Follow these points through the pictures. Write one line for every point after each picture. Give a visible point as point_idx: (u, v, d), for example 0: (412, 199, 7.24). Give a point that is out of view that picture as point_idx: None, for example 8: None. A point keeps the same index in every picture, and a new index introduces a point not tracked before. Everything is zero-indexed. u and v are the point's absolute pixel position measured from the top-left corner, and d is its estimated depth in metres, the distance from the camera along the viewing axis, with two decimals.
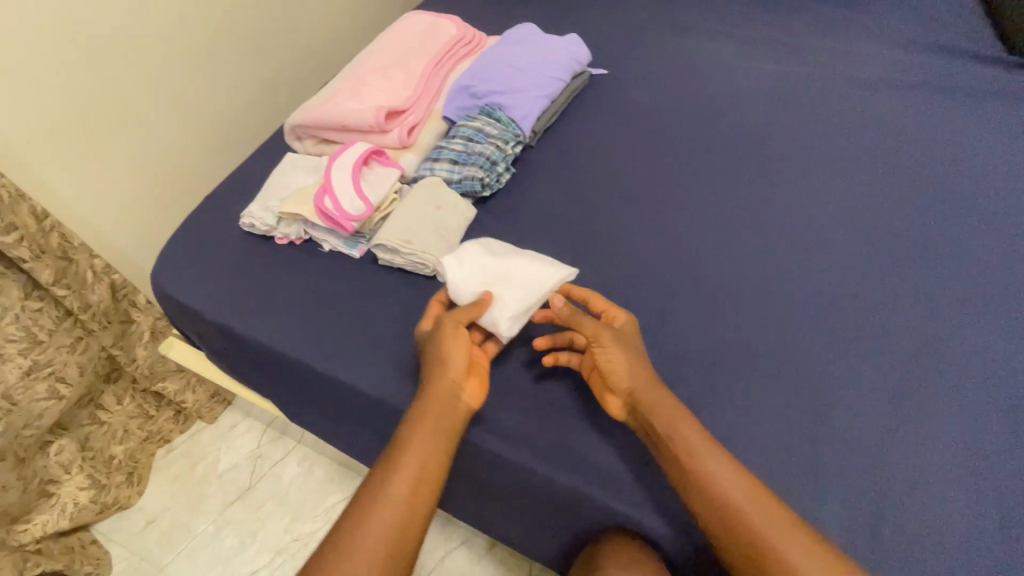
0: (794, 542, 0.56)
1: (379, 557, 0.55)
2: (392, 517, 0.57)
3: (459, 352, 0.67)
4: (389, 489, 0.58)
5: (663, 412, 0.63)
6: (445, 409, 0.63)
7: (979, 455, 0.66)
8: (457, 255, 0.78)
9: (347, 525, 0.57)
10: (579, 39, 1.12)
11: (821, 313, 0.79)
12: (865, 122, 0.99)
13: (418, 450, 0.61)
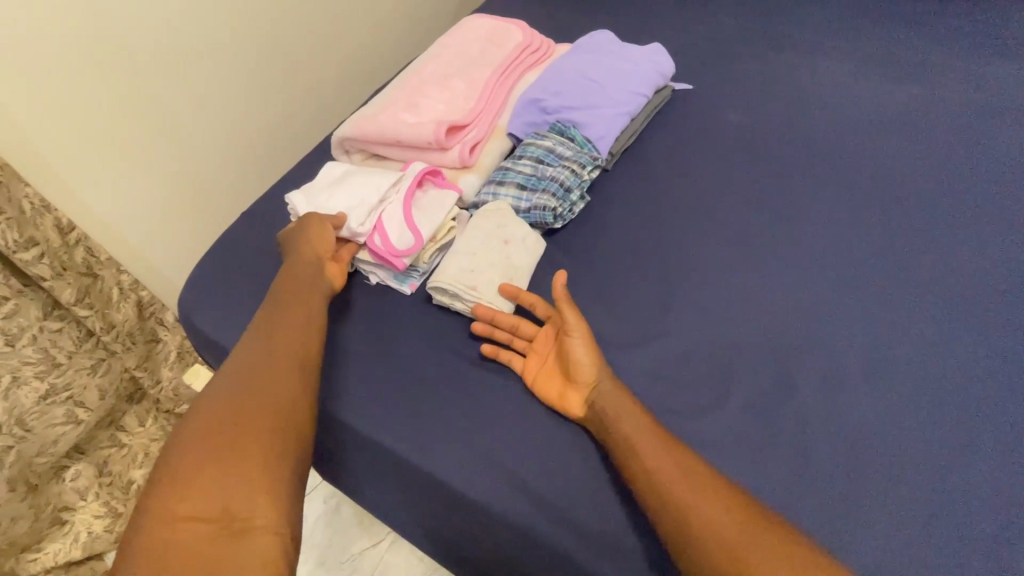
0: (749, 534, 0.50)
1: (281, 375, 0.58)
2: (284, 348, 0.61)
3: (319, 233, 0.72)
4: (272, 334, 0.62)
5: (612, 399, 0.60)
6: (317, 263, 0.71)
7: None
8: (307, 195, 0.78)
9: (230, 376, 0.57)
10: (663, 50, 0.98)
11: (979, 396, 0.63)
12: (1012, 156, 0.82)
13: (296, 300, 0.66)
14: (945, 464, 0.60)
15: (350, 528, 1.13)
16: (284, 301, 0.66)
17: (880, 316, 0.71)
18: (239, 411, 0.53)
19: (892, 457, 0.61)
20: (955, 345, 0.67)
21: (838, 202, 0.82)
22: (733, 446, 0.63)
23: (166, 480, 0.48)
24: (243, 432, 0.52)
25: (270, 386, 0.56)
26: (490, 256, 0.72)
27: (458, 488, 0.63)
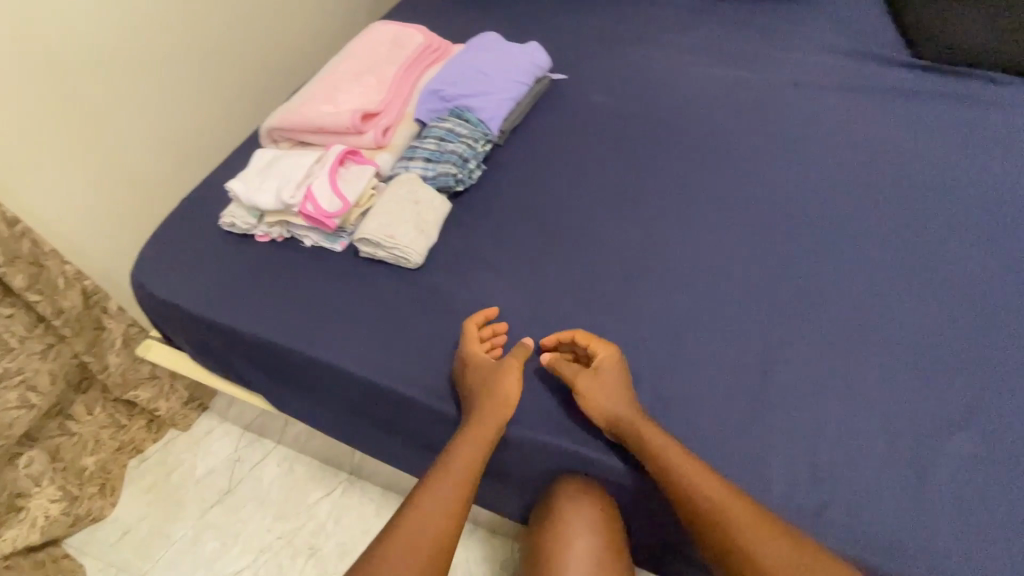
0: None
1: (419, 560, 0.63)
2: (436, 512, 0.66)
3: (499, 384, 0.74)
4: (434, 504, 0.67)
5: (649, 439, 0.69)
6: (489, 421, 0.72)
7: (898, 399, 0.74)
8: (243, 179, 0.91)
9: (393, 536, 0.65)
10: (539, 47, 1.20)
11: (763, 279, 0.86)
12: (797, 108, 1.07)
13: (458, 465, 0.70)
14: (742, 328, 0.82)
15: (305, 481, 1.26)
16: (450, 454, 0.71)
17: (713, 234, 0.92)
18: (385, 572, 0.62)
19: (706, 326, 0.82)
20: (752, 247, 0.90)
21: (684, 154, 1.04)
22: (598, 334, 0.83)
23: None
24: None
25: (406, 574, 0.62)
26: (405, 213, 0.89)
27: (390, 391, 0.81)
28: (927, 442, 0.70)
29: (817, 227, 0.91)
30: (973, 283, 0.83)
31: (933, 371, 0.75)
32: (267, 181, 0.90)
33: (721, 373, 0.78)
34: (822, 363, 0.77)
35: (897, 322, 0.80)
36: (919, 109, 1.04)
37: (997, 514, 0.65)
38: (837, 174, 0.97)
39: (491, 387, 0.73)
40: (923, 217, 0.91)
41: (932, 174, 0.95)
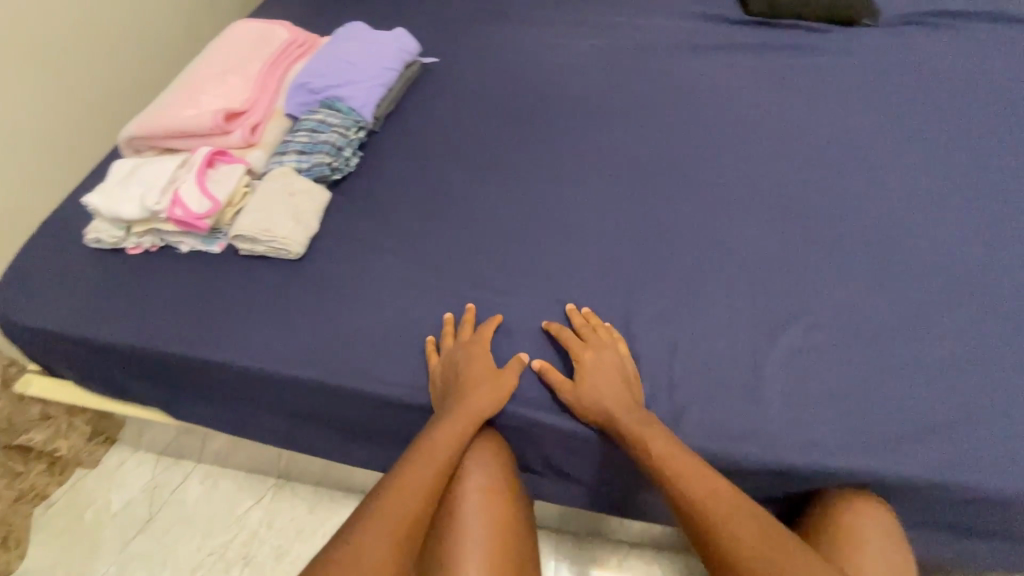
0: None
1: (393, 533, 0.63)
2: (412, 487, 0.66)
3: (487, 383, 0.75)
4: (412, 488, 0.66)
5: (638, 418, 0.71)
6: (474, 421, 0.72)
7: (745, 305, 0.81)
8: (101, 191, 0.88)
9: (367, 516, 0.64)
10: (407, 33, 1.22)
11: (624, 218, 0.92)
12: (650, 65, 1.15)
13: (439, 456, 0.69)
14: (609, 265, 0.87)
15: (233, 495, 1.24)
16: (433, 437, 0.71)
17: (582, 183, 0.97)
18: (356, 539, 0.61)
19: (576, 268, 0.87)
20: (613, 191, 0.95)
21: (553, 114, 1.08)
22: (478, 292, 0.86)
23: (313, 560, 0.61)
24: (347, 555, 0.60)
25: (378, 553, 0.60)
26: (281, 207, 0.90)
27: (285, 380, 0.82)
28: (768, 338, 0.78)
29: (675, 167, 0.98)
30: (807, 199, 0.92)
31: (773, 277, 0.84)
32: (129, 191, 0.88)
33: (594, 309, 0.83)
34: (681, 286, 0.84)
35: (741, 240, 0.88)
36: (754, 56, 1.15)
37: (832, 391, 0.74)
38: (690, 117, 1.05)
39: (479, 388, 0.74)
40: (763, 147, 1.00)
41: (766, 111, 1.05)
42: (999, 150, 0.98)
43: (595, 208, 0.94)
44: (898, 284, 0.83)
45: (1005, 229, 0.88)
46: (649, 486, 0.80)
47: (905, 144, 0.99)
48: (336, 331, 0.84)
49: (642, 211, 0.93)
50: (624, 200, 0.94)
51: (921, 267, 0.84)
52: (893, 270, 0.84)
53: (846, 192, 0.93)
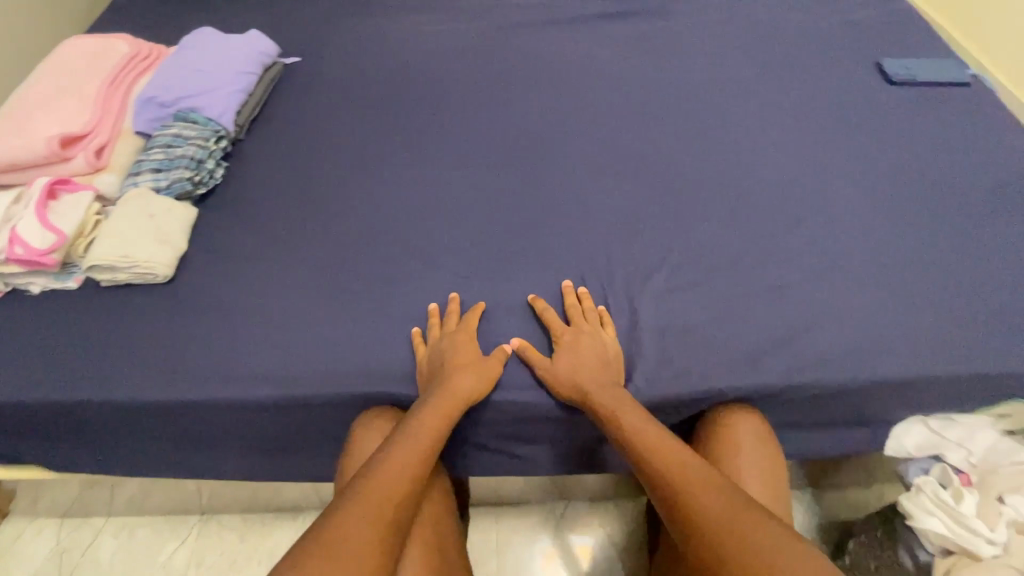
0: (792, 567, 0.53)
1: (372, 509, 0.59)
2: (395, 464, 0.64)
3: (471, 372, 0.74)
4: (398, 467, 0.64)
5: (616, 396, 0.72)
6: (460, 407, 0.71)
7: (620, 258, 0.87)
8: None
9: (352, 495, 0.61)
10: (261, 35, 1.18)
11: (504, 193, 0.95)
12: (512, 44, 1.18)
13: (424, 436, 0.68)
14: (493, 239, 0.90)
15: (152, 541, 1.17)
16: (415, 421, 0.69)
17: (454, 166, 0.99)
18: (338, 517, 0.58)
19: (462, 246, 0.89)
20: (490, 168, 0.98)
21: (420, 101, 1.09)
22: (366, 283, 0.86)
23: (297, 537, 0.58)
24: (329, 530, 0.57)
25: (357, 528, 0.57)
26: (139, 229, 0.85)
27: (169, 407, 0.78)
28: (644, 283, 0.84)
29: (541, 138, 1.02)
30: (662, 153, 1.00)
31: (643, 228, 0.90)
32: None
33: (476, 282, 0.85)
34: (560, 249, 0.88)
35: (612, 197, 0.94)
36: (607, 27, 1.21)
37: (697, 322, 0.81)
38: (551, 90, 1.09)
39: (465, 371, 0.74)
40: (623, 109, 1.06)
41: (623, 76, 1.12)
42: (820, 89, 1.10)
43: (469, 187, 0.96)
44: (750, 217, 0.91)
45: (829, 158, 0.99)
46: (558, 439, 0.84)
47: (743, 92, 1.09)
48: (214, 345, 0.80)
49: (513, 183, 0.96)
50: (495, 176, 0.97)
51: (764, 200, 0.93)
52: (744, 205, 0.92)
53: (699, 141, 1.01)
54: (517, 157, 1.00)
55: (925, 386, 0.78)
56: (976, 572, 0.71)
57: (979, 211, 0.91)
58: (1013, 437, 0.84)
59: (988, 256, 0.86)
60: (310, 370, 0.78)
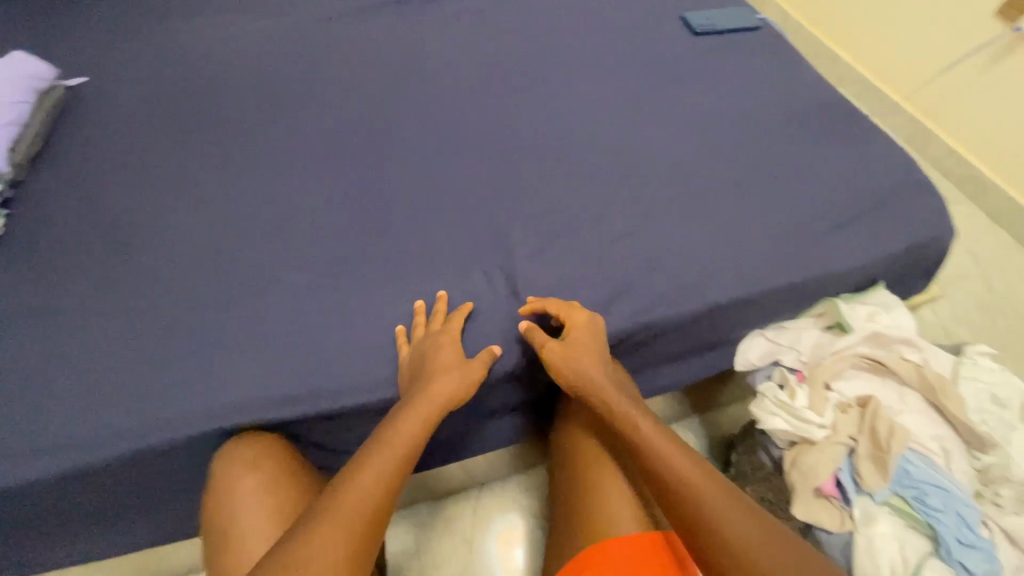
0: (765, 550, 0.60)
1: (348, 527, 0.58)
2: (374, 475, 0.64)
3: (445, 366, 0.73)
4: (375, 477, 0.63)
5: (606, 378, 0.75)
6: (440, 412, 0.71)
7: (469, 237, 0.88)
8: None
9: (329, 506, 0.60)
10: (31, 55, 1.01)
11: (342, 192, 0.92)
12: (334, 39, 1.13)
13: (404, 444, 0.67)
14: (336, 240, 0.86)
15: None
16: (394, 425, 0.68)
17: (283, 174, 0.93)
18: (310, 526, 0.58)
19: (303, 253, 0.85)
20: (325, 170, 0.94)
21: (237, 111, 1.01)
22: (200, 311, 0.79)
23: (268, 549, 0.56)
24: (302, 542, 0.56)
25: (332, 546, 0.56)
26: None
27: None
28: (494, 261, 0.87)
29: (372, 133, 0.99)
30: (496, 129, 1.00)
31: (487, 204, 0.91)
32: None
33: (319, 290, 0.82)
34: (409, 240, 0.87)
35: (454, 179, 0.94)
36: (431, 10, 1.20)
37: (544, 287, 0.84)
38: (377, 81, 1.06)
39: (446, 375, 0.73)
40: (456, 91, 1.06)
41: (451, 57, 1.11)
42: (637, 47, 1.16)
43: (301, 193, 0.91)
44: (587, 175, 0.95)
45: (653, 109, 1.05)
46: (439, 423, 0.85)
47: (566, 59, 1.12)
48: (15, 417, 0.69)
49: (348, 182, 0.92)
50: (327, 178, 0.93)
51: (597, 157, 0.97)
52: (579, 165, 0.96)
53: (532, 112, 1.03)
54: (353, 153, 0.96)
55: (751, 303, 0.87)
56: (815, 456, 0.81)
57: (780, 138, 1.01)
58: (831, 329, 0.93)
59: (792, 177, 0.95)
60: (140, 419, 0.70)
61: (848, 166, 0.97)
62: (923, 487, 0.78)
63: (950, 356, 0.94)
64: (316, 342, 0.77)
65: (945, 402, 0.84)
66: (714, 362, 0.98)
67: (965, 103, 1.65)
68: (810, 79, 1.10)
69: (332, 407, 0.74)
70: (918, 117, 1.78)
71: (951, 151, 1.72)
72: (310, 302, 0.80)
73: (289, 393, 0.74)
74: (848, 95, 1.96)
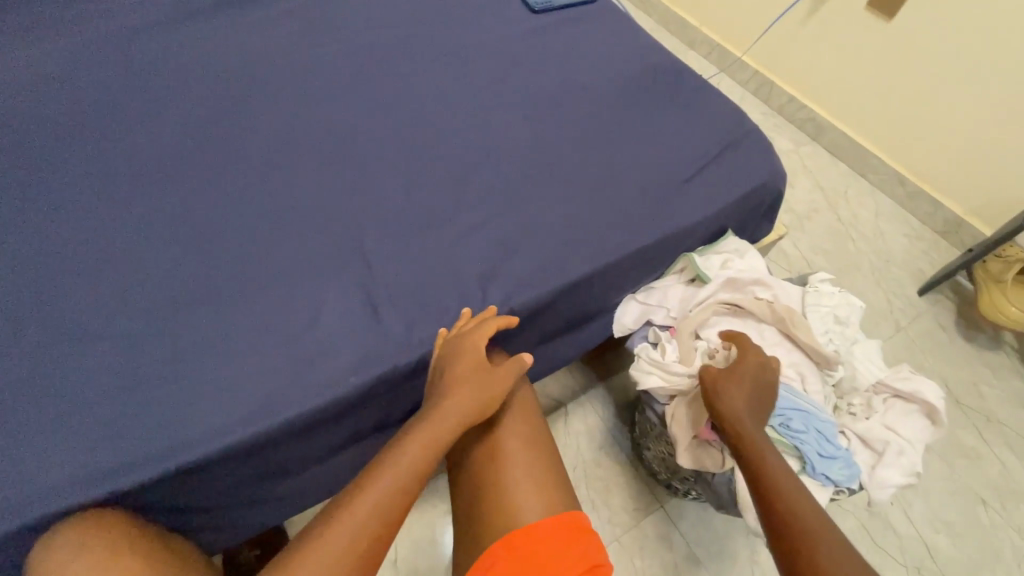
0: (825, 541, 0.66)
1: (365, 529, 0.64)
2: (398, 477, 0.68)
3: (463, 371, 0.75)
4: (394, 479, 0.68)
5: (744, 406, 0.78)
6: (460, 420, 0.74)
7: (317, 254, 0.82)
8: None
9: (344, 513, 0.65)
10: None
11: (166, 228, 0.83)
12: (138, 56, 1.00)
13: (425, 448, 0.71)
14: (164, 283, 0.78)
15: None
16: (418, 428, 0.73)
17: (95, 217, 0.83)
18: (327, 527, 0.64)
19: (128, 304, 0.76)
20: (142, 206, 0.84)
21: (21, 153, 0.87)
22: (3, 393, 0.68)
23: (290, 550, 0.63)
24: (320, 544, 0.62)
25: (344, 544, 0.63)
26: None
27: None
28: (347, 273, 0.81)
29: (197, 157, 0.90)
30: (336, 133, 0.95)
31: (334, 217, 0.86)
32: None
33: (154, 340, 0.74)
34: (249, 269, 0.80)
35: (294, 196, 0.87)
36: (251, 14, 1.09)
37: (404, 291, 0.80)
38: (197, 98, 0.96)
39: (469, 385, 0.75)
40: (288, 100, 0.98)
41: (279, 64, 1.02)
42: (481, 27, 1.11)
43: (119, 236, 0.81)
44: (438, 170, 0.92)
45: (500, 90, 1.02)
46: (316, 450, 0.80)
47: (407, 50, 1.06)
48: None
49: (175, 217, 0.84)
50: (151, 215, 0.84)
51: (447, 151, 0.94)
52: (428, 161, 0.92)
53: (374, 112, 0.98)
54: (176, 183, 0.87)
55: (612, 271, 0.89)
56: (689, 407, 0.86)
57: (625, 107, 1.02)
58: (696, 281, 0.98)
59: (639, 145, 0.98)
60: None
61: (687, 126, 1.01)
62: (785, 413, 0.85)
63: (798, 287, 1.02)
64: (156, 398, 0.70)
65: (795, 331, 0.91)
66: (595, 332, 1.01)
67: (799, 56, 1.79)
68: (646, 45, 1.12)
69: (176, 465, 0.67)
70: (759, 70, 1.92)
71: (792, 97, 1.87)
72: (145, 356, 0.72)
73: (126, 464, 0.66)
74: (699, 56, 2.08)
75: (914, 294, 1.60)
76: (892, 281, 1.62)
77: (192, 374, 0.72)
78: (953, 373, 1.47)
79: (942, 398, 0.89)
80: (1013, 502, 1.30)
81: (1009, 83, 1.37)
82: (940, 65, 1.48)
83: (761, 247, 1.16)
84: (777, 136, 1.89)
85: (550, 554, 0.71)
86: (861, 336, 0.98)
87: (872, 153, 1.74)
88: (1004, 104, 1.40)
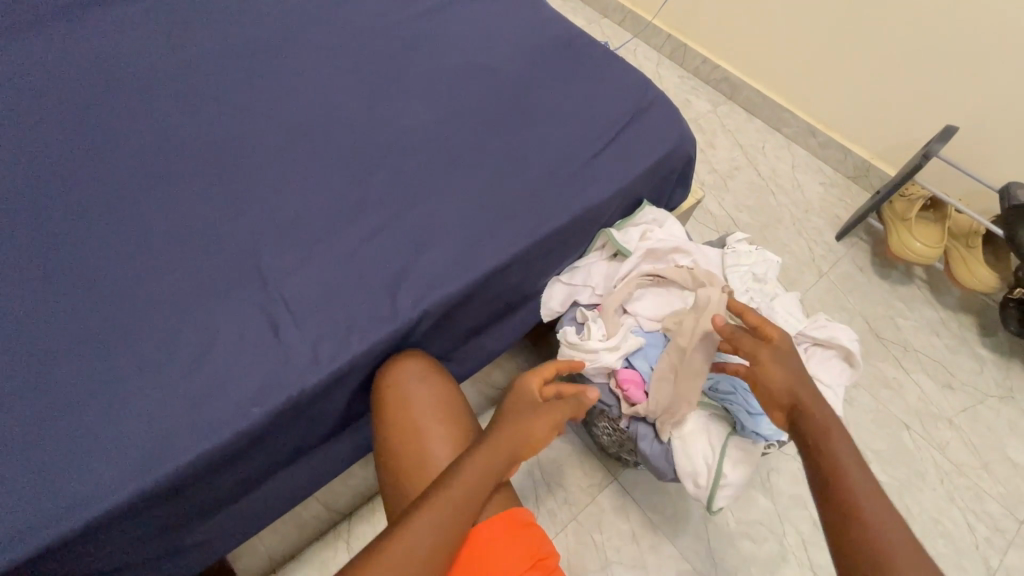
0: (907, 554, 0.63)
1: (430, 543, 0.64)
2: (463, 493, 0.69)
3: (523, 407, 0.80)
4: (458, 496, 0.68)
5: (813, 401, 0.75)
6: (514, 452, 0.76)
7: (206, 275, 0.76)
8: None
9: (415, 517, 0.65)
10: None
11: (27, 265, 0.74)
12: None
13: (487, 469, 0.72)
14: (29, 326, 0.70)
15: None
16: (486, 447, 0.74)
17: None
18: (394, 541, 0.64)
19: None
20: None
21: None
22: None
23: (356, 561, 0.63)
24: (388, 554, 0.63)
25: (412, 557, 0.63)
26: None
27: None
28: (243, 292, 0.75)
29: (59, 184, 0.80)
30: (219, 141, 0.87)
31: (222, 232, 0.79)
32: None
33: (21, 398, 0.66)
34: (129, 299, 0.73)
35: (173, 215, 0.80)
36: (103, 10, 0.97)
37: (308, 305, 0.75)
38: (53, 117, 0.86)
39: (532, 421, 0.79)
40: (158, 107, 0.89)
41: (144, 68, 0.92)
42: (368, 10, 1.04)
43: None
44: (334, 170, 0.86)
45: (394, 77, 0.96)
46: (233, 484, 0.75)
47: (289, 41, 0.99)
48: None
49: (36, 254, 0.75)
50: (6, 257, 0.74)
51: (342, 148, 0.88)
52: (323, 162, 0.86)
53: (259, 113, 0.90)
54: (32, 213, 0.78)
55: (528, 257, 0.87)
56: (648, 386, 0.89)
57: (528, 83, 0.99)
58: (618, 257, 0.97)
59: (544, 123, 0.95)
60: None
61: (592, 98, 0.99)
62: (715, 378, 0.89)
63: (717, 250, 1.03)
64: (30, 463, 0.63)
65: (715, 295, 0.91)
66: (523, 318, 0.99)
67: (704, 17, 1.81)
68: (544, 18, 1.09)
69: (66, 529, 0.61)
70: (671, 33, 1.93)
71: (704, 57, 1.89)
72: (12, 417, 0.65)
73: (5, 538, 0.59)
74: (613, 24, 2.06)
75: (831, 239, 1.67)
76: (811, 229, 1.68)
77: (73, 429, 0.65)
78: (871, 310, 1.55)
79: (855, 340, 0.93)
80: (932, 423, 1.39)
81: (896, 27, 1.43)
82: (834, 13, 1.51)
83: (679, 212, 1.17)
84: (695, 99, 1.91)
85: (496, 557, 0.69)
86: (779, 290, 1.00)
87: (784, 106, 1.78)
88: (894, 49, 1.46)
